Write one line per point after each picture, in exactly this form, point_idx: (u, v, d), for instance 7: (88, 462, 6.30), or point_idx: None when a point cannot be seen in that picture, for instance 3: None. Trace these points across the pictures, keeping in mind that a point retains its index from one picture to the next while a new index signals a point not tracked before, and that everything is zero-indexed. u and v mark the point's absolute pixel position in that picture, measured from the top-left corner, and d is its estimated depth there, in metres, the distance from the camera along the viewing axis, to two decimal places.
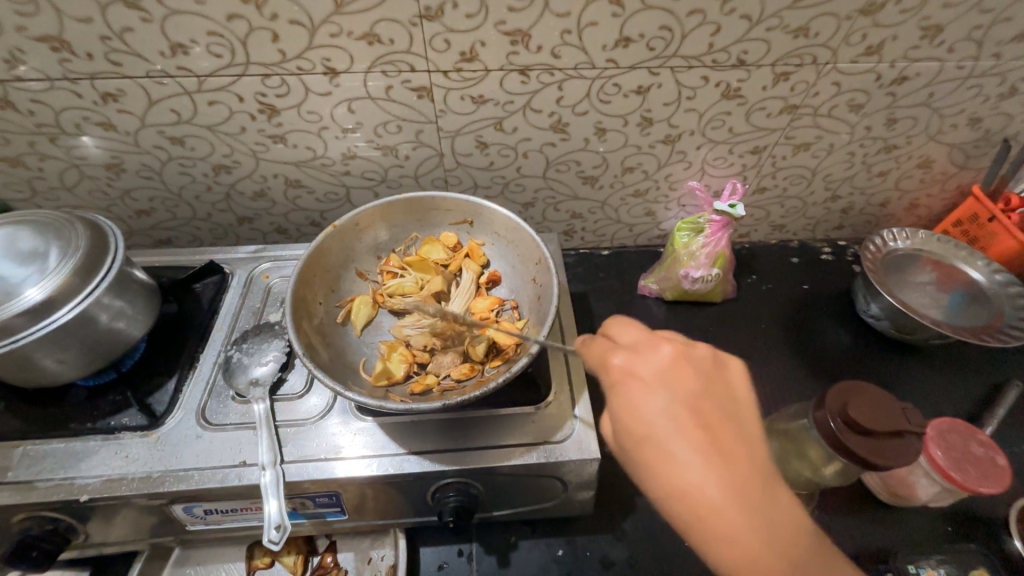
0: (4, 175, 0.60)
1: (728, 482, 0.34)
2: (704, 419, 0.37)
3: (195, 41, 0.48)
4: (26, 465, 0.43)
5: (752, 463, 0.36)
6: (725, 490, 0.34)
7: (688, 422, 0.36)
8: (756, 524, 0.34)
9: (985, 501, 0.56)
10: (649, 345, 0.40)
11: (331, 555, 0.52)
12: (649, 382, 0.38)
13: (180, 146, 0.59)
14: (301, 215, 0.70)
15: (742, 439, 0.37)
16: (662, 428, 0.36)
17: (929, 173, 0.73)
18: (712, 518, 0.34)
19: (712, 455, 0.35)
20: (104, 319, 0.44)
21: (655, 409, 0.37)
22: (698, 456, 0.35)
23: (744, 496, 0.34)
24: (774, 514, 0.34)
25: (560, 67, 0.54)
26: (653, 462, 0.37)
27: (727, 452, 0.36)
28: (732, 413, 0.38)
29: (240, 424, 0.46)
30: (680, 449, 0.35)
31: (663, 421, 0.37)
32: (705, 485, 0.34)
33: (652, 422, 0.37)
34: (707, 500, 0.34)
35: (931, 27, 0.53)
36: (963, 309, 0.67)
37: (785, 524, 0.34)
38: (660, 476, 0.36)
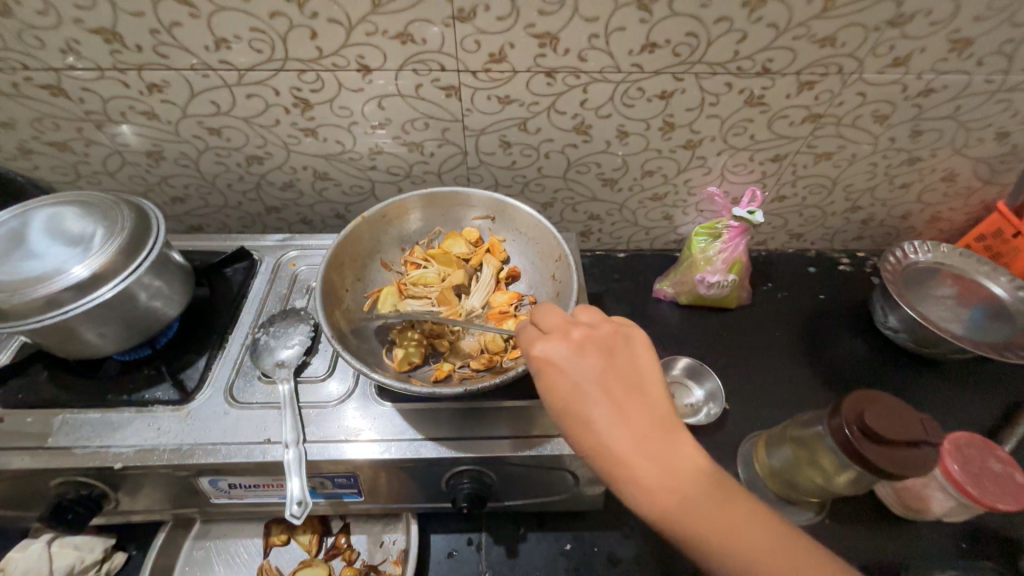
0: (51, 158, 0.64)
1: (638, 436, 0.35)
2: (614, 387, 0.37)
3: (238, 37, 0.51)
4: (66, 432, 0.46)
5: (657, 419, 0.36)
6: (638, 440, 0.35)
7: (599, 389, 0.37)
8: (662, 466, 0.34)
9: (1001, 519, 0.56)
10: (562, 316, 0.41)
11: (344, 536, 0.54)
12: (561, 355, 0.38)
13: (217, 136, 0.61)
14: (326, 207, 0.73)
15: (651, 402, 0.37)
16: (577, 395, 0.37)
17: (953, 187, 0.72)
18: (627, 472, 0.34)
19: (619, 415, 0.36)
20: (144, 297, 0.46)
21: (574, 380, 0.37)
22: (608, 417, 0.36)
23: (653, 449, 0.34)
24: (678, 454, 0.34)
25: (586, 70, 0.55)
26: (574, 428, 0.37)
27: (636, 415, 0.36)
28: (637, 374, 0.38)
29: (265, 403, 0.48)
30: (596, 412, 0.36)
31: (575, 386, 0.37)
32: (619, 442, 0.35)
33: (574, 389, 0.37)
34: (622, 455, 0.34)
35: (960, 40, 0.53)
36: (984, 325, 0.67)
37: (694, 470, 0.34)
38: (580, 441, 0.36)
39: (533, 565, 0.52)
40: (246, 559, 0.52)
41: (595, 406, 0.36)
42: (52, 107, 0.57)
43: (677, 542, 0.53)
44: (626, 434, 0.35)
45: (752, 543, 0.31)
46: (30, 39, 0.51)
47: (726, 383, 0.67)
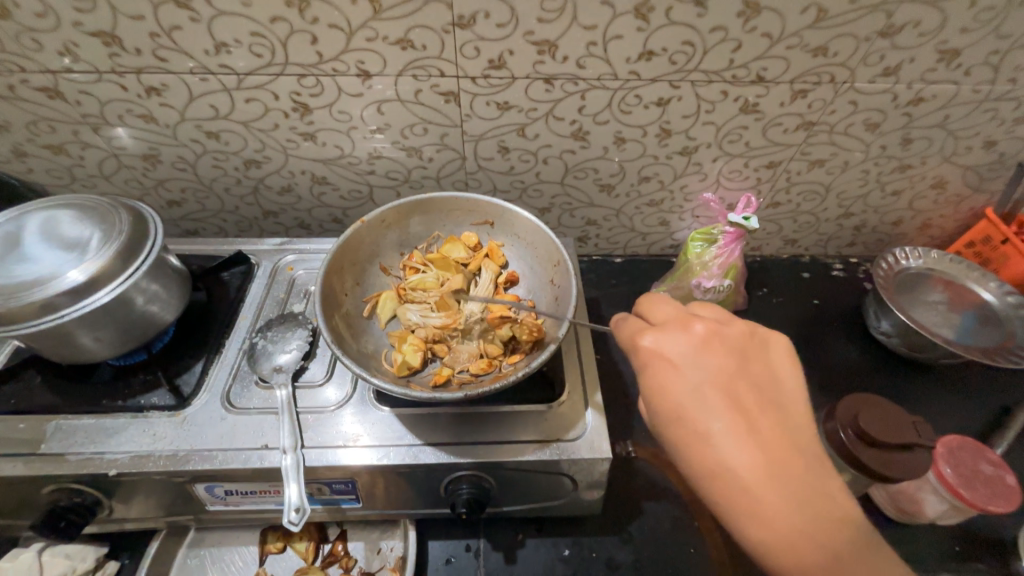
0: (46, 161, 0.63)
1: (761, 457, 0.36)
2: (734, 396, 0.38)
3: (238, 41, 0.51)
4: (59, 438, 0.45)
5: (785, 435, 0.37)
6: (759, 465, 0.36)
7: (722, 400, 0.38)
8: (785, 490, 0.35)
9: (994, 522, 0.56)
10: (681, 320, 0.42)
11: (341, 543, 0.53)
12: (681, 358, 0.40)
13: (215, 140, 0.61)
14: (324, 212, 0.72)
15: (776, 418, 0.38)
16: (694, 403, 0.38)
17: (943, 194, 0.74)
18: (748, 494, 0.35)
19: (742, 431, 0.36)
20: (140, 301, 0.46)
21: (698, 386, 0.38)
22: (729, 430, 0.37)
23: (771, 476, 0.35)
24: (811, 487, 0.35)
25: (584, 77, 0.56)
26: (687, 441, 0.38)
27: (762, 421, 0.37)
28: (755, 375, 0.40)
29: (263, 409, 0.48)
30: (711, 425, 0.37)
31: (684, 395, 0.38)
32: (735, 460, 0.35)
33: (680, 391, 0.39)
34: (740, 479, 0.35)
35: (948, 50, 0.54)
36: (974, 330, 0.68)
37: (825, 502, 0.35)
38: (699, 455, 0.37)
39: (532, 572, 0.52)
40: (241, 567, 0.52)
41: (713, 418, 0.37)
42: (48, 110, 0.57)
43: (675, 547, 0.53)
44: (765, 480, 0.35)
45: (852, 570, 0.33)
46: (27, 42, 0.50)
47: None
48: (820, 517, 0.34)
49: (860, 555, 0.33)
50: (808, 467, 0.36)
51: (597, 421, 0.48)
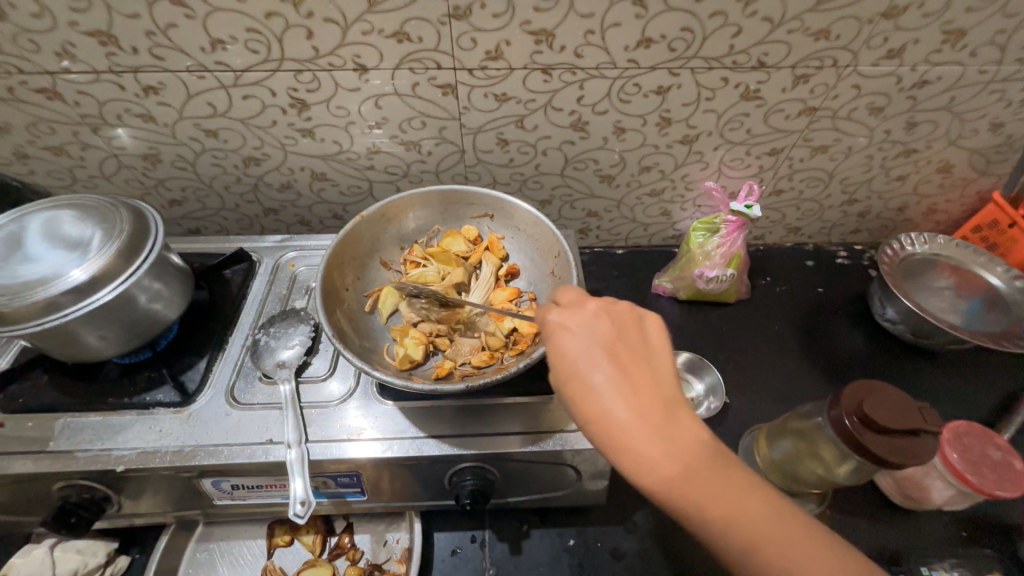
0: (47, 163, 0.64)
1: (637, 411, 0.35)
2: (613, 351, 0.37)
3: (234, 38, 0.51)
4: (67, 436, 0.45)
5: (658, 388, 0.36)
6: (637, 416, 0.35)
7: (603, 352, 0.37)
8: (665, 443, 0.34)
9: (1002, 508, 0.56)
10: (569, 292, 0.41)
11: (348, 536, 0.54)
12: (568, 321, 0.39)
13: (214, 138, 0.61)
14: (324, 208, 0.72)
15: (657, 376, 0.37)
16: (581, 358, 0.37)
17: (949, 178, 0.73)
18: (627, 443, 0.34)
19: (620, 385, 0.36)
20: (143, 300, 0.46)
21: (572, 346, 0.37)
22: (611, 381, 0.36)
23: (654, 431, 0.34)
24: (680, 436, 0.34)
25: (582, 66, 0.55)
26: (573, 394, 0.37)
27: (636, 372, 0.36)
28: (634, 335, 0.39)
29: (267, 404, 0.48)
30: (596, 379, 0.36)
31: (573, 354, 0.37)
32: (617, 413, 0.35)
33: (567, 352, 0.37)
34: (619, 426, 0.34)
35: (953, 31, 0.53)
36: (982, 316, 0.67)
37: (697, 445, 0.34)
38: (582, 411, 0.36)
39: (537, 562, 0.52)
40: (250, 560, 0.52)
41: (591, 372, 0.36)
42: (47, 111, 0.57)
43: (680, 536, 0.53)
44: (646, 438, 0.34)
45: (717, 506, 0.33)
46: (25, 43, 0.50)
47: (727, 377, 0.68)
48: (695, 459, 0.34)
49: (738, 490, 0.33)
50: (676, 419, 0.35)
51: None
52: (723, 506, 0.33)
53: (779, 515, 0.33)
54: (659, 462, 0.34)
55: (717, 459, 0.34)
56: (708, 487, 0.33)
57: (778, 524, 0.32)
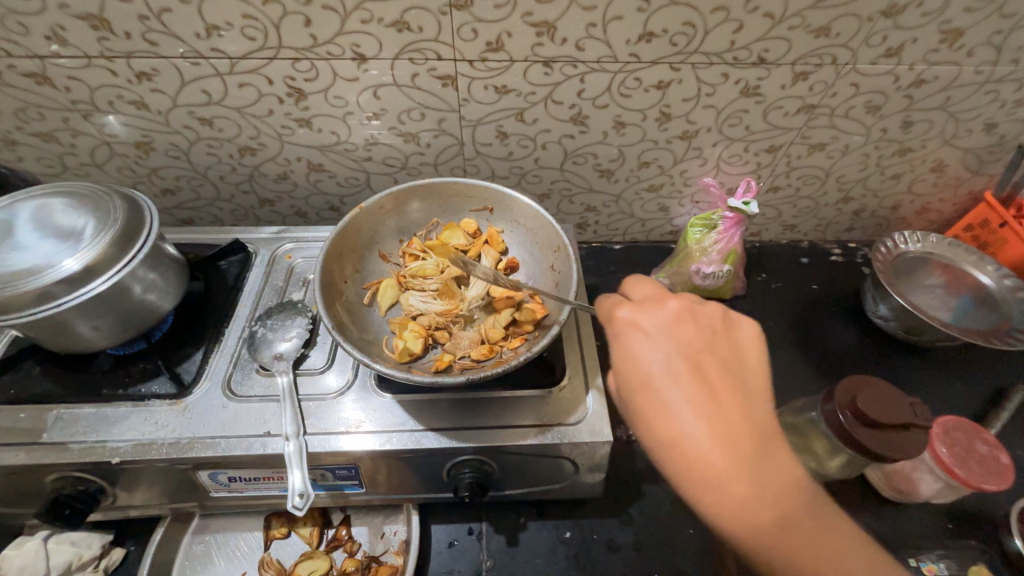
0: (36, 149, 0.62)
1: (723, 441, 0.35)
2: (698, 372, 0.37)
3: (230, 24, 0.50)
4: (60, 427, 0.45)
5: (752, 416, 0.36)
6: (717, 441, 0.35)
7: (682, 368, 0.37)
8: (756, 480, 0.34)
9: (986, 501, 0.57)
10: (650, 303, 0.41)
11: (345, 528, 0.54)
12: (643, 331, 0.39)
13: (208, 127, 0.60)
14: (321, 200, 0.72)
15: (745, 397, 0.37)
16: (658, 373, 0.37)
17: (943, 178, 0.73)
18: (707, 472, 0.34)
19: (705, 412, 0.35)
20: (138, 290, 0.46)
21: (656, 361, 0.38)
22: (691, 402, 0.36)
23: (743, 464, 0.34)
24: (776, 474, 0.35)
25: (584, 59, 0.55)
26: (647, 411, 0.37)
27: (728, 398, 0.37)
28: (729, 361, 0.39)
29: (264, 396, 0.48)
30: (671, 396, 0.36)
31: (655, 371, 0.37)
32: (699, 439, 0.34)
33: (649, 366, 0.38)
34: (696, 449, 0.35)
35: (951, 30, 0.53)
36: (971, 313, 0.68)
37: (791, 482, 0.35)
38: (657, 429, 0.36)
39: (534, 553, 0.52)
40: (246, 552, 0.52)
41: (671, 391, 0.37)
42: (36, 96, 0.56)
43: (674, 527, 0.54)
44: (728, 465, 0.34)
45: (801, 546, 0.34)
46: (13, 25, 0.49)
47: None
48: (789, 498, 0.34)
49: (822, 532, 0.35)
50: (772, 454, 0.36)
51: (598, 405, 0.49)
52: (801, 542, 0.34)
53: (855, 553, 0.34)
54: (741, 499, 0.34)
55: (808, 499, 0.35)
56: (807, 534, 0.34)
57: (856, 563, 0.34)
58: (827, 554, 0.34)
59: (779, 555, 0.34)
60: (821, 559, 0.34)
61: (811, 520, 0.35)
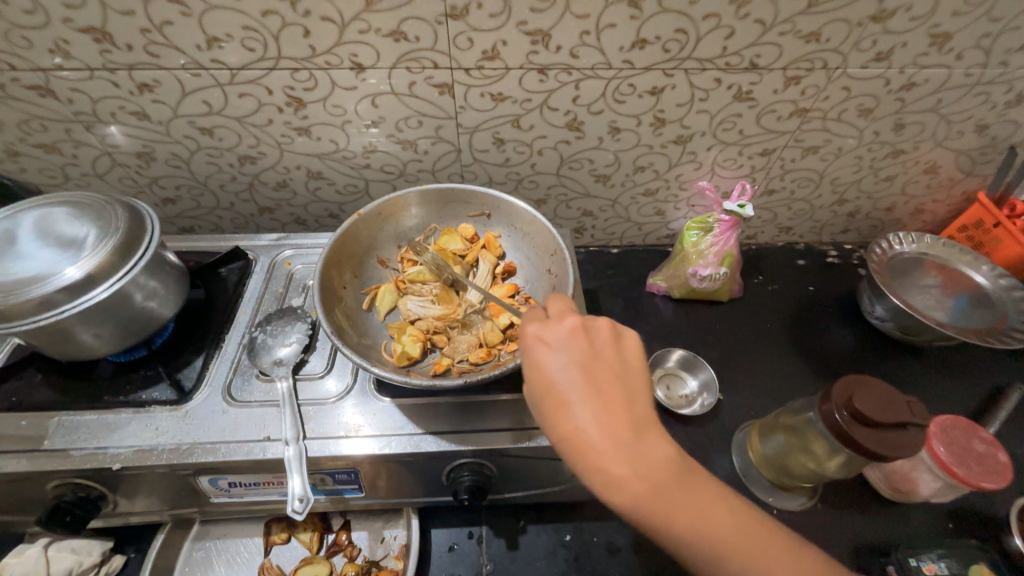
0: (39, 160, 0.63)
1: (617, 436, 0.35)
2: (589, 377, 0.37)
3: (230, 36, 0.51)
4: (62, 434, 0.45)
5: (631, 408, 0.37)
6: (607, 437, 0.35)
7: (573, 373, 0.37)
8: (632, 460, 0.35)
9: (986, 499, 0.57)
10: (563, 310, 0.41)
11: (345, 533, 0.54)
12: (552, 343, 0.39)
13: (209, 136, 0.61)
14: (320, 207, 0.73)
15: (628, 397, 0.37)
16: (561, 382, 0.37)
17: (936, 179, 0.74)
18: (599, 463, 0.35)
19: (601, 409, 0.36)
20: (139, 297, 0.46)
21: (558, 369, 0.37)
22: (591, 407, 0.36)
23: (628, 447, 0.35)
24: (647, 453, 0.35)
25: (578, 66, 0.56)
26: (550, 418, 0.37)
27: (617, 394, 0.37)
28: (598, 364, 0.38)
29: (264, 402, 0.48)
30: (578, 407, 0.36)
31: (563, 380, 0.37)
32: (593, 437, 0.35)
33: (557, 377, 0.37)
34: (590, 445, 0.35)
35: (940, 34, 0.54)
36: (968, 313, 0.69)
37: (662, 460, 0.35)
38: (554, 432, 0.37)
39: (534, 557, 0.52)
40: (247, 559, 0.52)
41: (572, 398, 0.36)
42: (39, 108, 0.57)
43: None
44: (619, 457, 0.35)
45: (684, 516, 0.34)
46: (17, 39, 0.50)
47: (719, 374, 0.69)
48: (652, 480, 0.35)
49: (701, 499, 0.35)
50: (648, 442, 0.36)
51: None
52: (687, 514, 0.35)
53: (738, 522, 0.35)
54: (629, 487, 0.34)
55: (684, 473, 0.36)
56: (669, 500, 0.35)
57: (741, 534, 0.35)
58: (717, 523, 0.35)
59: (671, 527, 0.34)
60: (712, 528, 0.34)
61: (681, 489, 0.35)
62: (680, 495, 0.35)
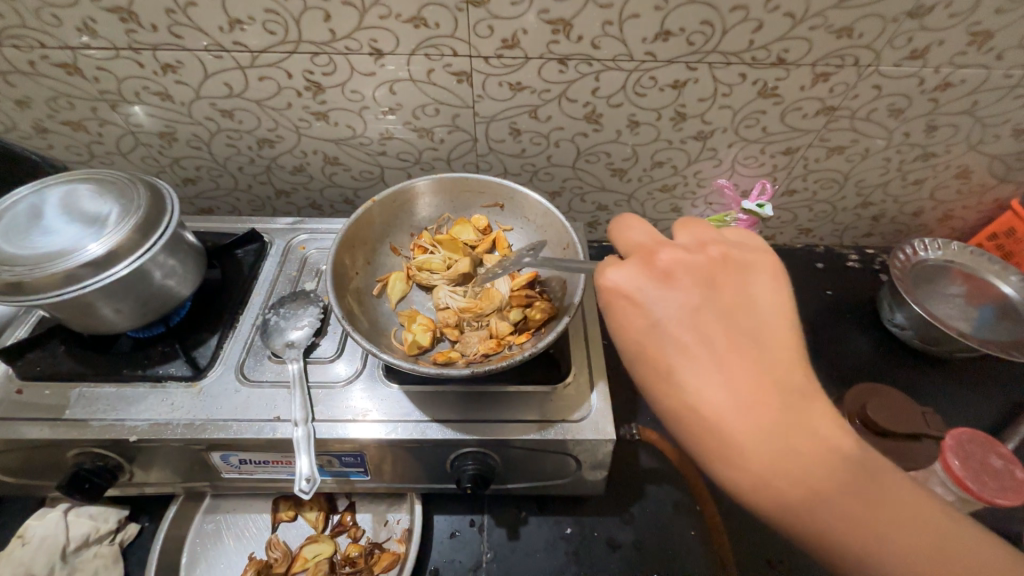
0: (65, 138, 0.64)
1: (744, 400, 0.32)
2: (712, 340, 0.34)
3: (252, 18, 0.51)
4: (82, 405, 0.47)
5: (776, 375, 0.33)
6: (739, 404, 0.32)
7: (675, 328, 0.34)
8: (774, 438, 0.31)
9: (1000, 516, 0.56)
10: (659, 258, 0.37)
11: (350, 514, 0.55)
12: (647, 294, 0.36)
13: (229, 119, 0.62)
14: (335, 192, 0.73)
15: (762, 357, 0.33)
16: (659, 340, 0.34)
17: (967, 184, 0.71)
18: (727, 440, 0.31)
19: (716, 371, 0.33)
20: (158, 275, 0.47)
21: (666, 326, 0.34)
22: (700, 369, 0.33)
23: (761, 418, 0.31)
24: (798, 430, 0.31)
25: (599, 58, 0.55)
26: (652, 381, 0.35)
27: (741, 351, 0.33)
28: (708, 323, 0.34)
29: (275, 382, 0.49)
30: (687, 366, 0.33)
31: (672, 337, 0.34)
32: (712, 404, 0.32)
33: (661, 338, 0.34)
34: (715, 413, 0.32)
35: (980, 32, 0.52)
36: (993, 325, 0.66)
37: (811, 440, 0.31)
38: (663, 398, 0.34)
39: (534, 548, 0.53)
40: (255, 534, 0.54)
41: (683, 359, 0.33)
42: (66, 86, 0.58)
43: (675, 530, 0.54)
44: (754, 428, 0.31)
45: (836, 496, 0.30)
46: (46, 17, 0.51)
47: None
48: (827, 467, 0.31)
49: (868, 484, 0.31)
50: (803, 409, 0.32)
51: (603, 404, 0.49)
52: (850, 501, 0.30)
53: (879, 492, 0.31)
54: (759, 468, 0.31)
55: (848, 464, 0.31)
56: (842, 489, 0.30)
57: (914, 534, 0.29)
58: (861, 509, 0.30)
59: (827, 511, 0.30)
60: (861, 527, 0.29)
61: (840, 482, 0.30)
62: (845, 464, 0.31)
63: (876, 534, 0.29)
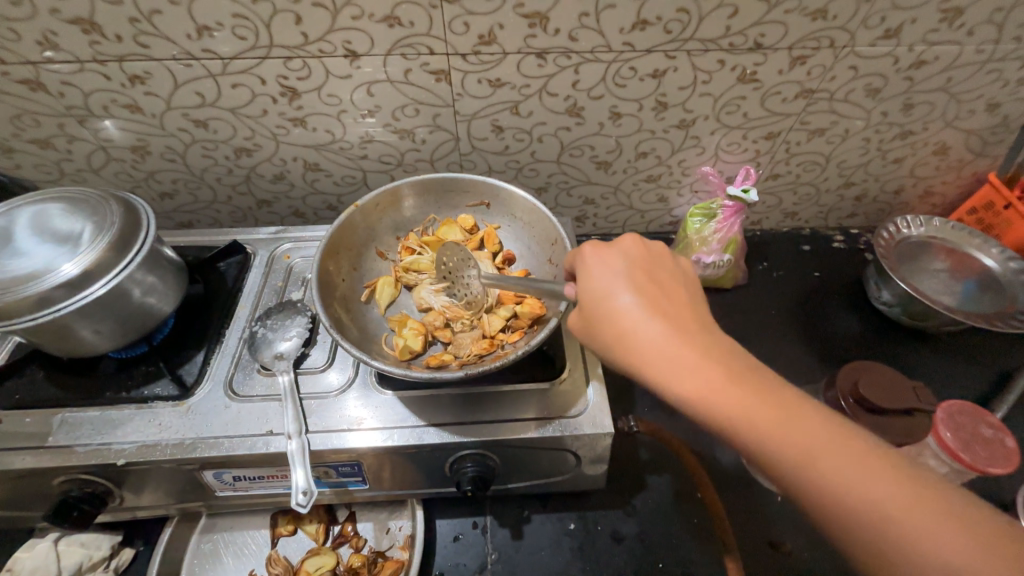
0: (34, 156, 0.62)
1: (678, 334, 0.36)
2: (651, 293, 0.39)
3: (221, 24, 0.49)
4: (66, 431, 0.45)
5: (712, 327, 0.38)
6: (677, 337, 0.36)
7: (623, 282, 0.39)
8: (712, 366, 0.35)
9: (993, 483, 0.57)
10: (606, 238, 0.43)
11: (351, 524, 0.54)
12: (611, 255, 0.41)
13: (203, 129, 0.60)
14: (318, 199, 0.72)
15: (698, 312, 0.39)
16: (617, 288, 0.39)
17: (945, 160, 0.72)
18: (670, 364, 0.35)
19: (664, 313, 0.37)
20: (137, 293, 0.46)
21: (615, 282, 0.39)
22: (647, 311, 0.38)
23: (696, 349, 0.36)
24: (734, 362, 0.35)
25: (577, 50, 0.54)
26: (605, 318, 0.39)
27: (676, 301, 0.39)
28: (649, 283, 0.40)
29: (266, 396, 0.48)
30: (632, 303, 0.38)
31: (625, 287, 0.39)
32: (657, 335, 0.36)
33: (613, 286, 0.39)
34: (656, 342, 0.36)
35: (951, 9, 0.52)
36: (976, 297, 0.68)
37: (750, 374, 0.35)
38: (615, 333, 0.38)
39: (538, 546, 0.53)
40: (254, 550, 0.53)
41: (633, 303, 0.38)
42: (30, 102, 0.56)
43: (678, 519, 0.54)
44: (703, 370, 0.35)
45: (777, 422, 0.32)
46: (5, 32, 0.49)
47: None
48: (766, 397, 0.33)
49: (802, 419, 0.32)
50: (728, 350, 0.36)
51: (599, 397, 0.49)
52: (794, 434, 0.32)
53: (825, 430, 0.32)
54: (696, 381, 0.34)
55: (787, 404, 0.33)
56: (778, 420, 0.32)
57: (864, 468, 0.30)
58: (794, 434, 0.32)
59: (797, 443, 0.32)
60: (808, 448, 0.31)
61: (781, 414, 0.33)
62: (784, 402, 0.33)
63: (819, 460, 0.31)
